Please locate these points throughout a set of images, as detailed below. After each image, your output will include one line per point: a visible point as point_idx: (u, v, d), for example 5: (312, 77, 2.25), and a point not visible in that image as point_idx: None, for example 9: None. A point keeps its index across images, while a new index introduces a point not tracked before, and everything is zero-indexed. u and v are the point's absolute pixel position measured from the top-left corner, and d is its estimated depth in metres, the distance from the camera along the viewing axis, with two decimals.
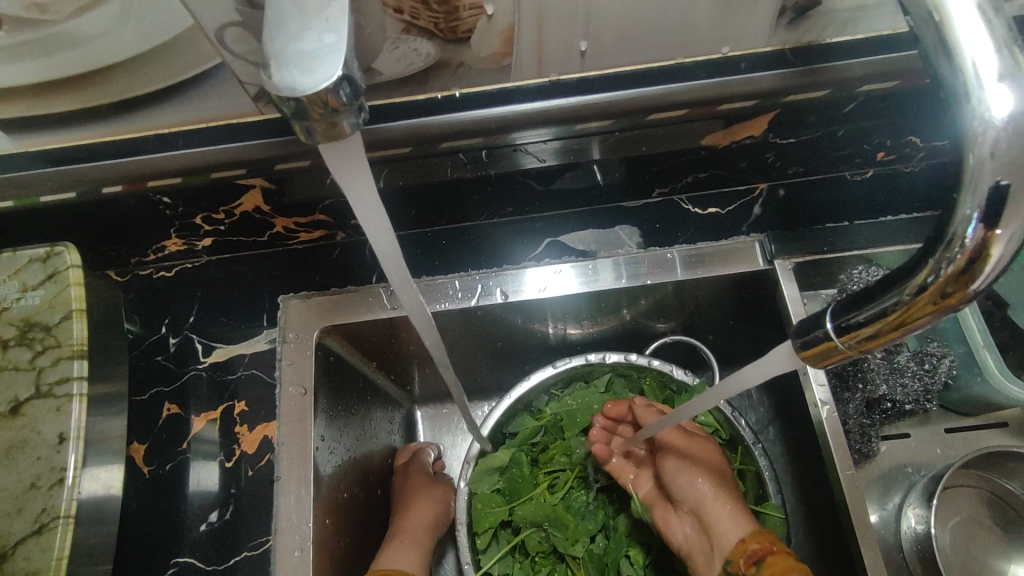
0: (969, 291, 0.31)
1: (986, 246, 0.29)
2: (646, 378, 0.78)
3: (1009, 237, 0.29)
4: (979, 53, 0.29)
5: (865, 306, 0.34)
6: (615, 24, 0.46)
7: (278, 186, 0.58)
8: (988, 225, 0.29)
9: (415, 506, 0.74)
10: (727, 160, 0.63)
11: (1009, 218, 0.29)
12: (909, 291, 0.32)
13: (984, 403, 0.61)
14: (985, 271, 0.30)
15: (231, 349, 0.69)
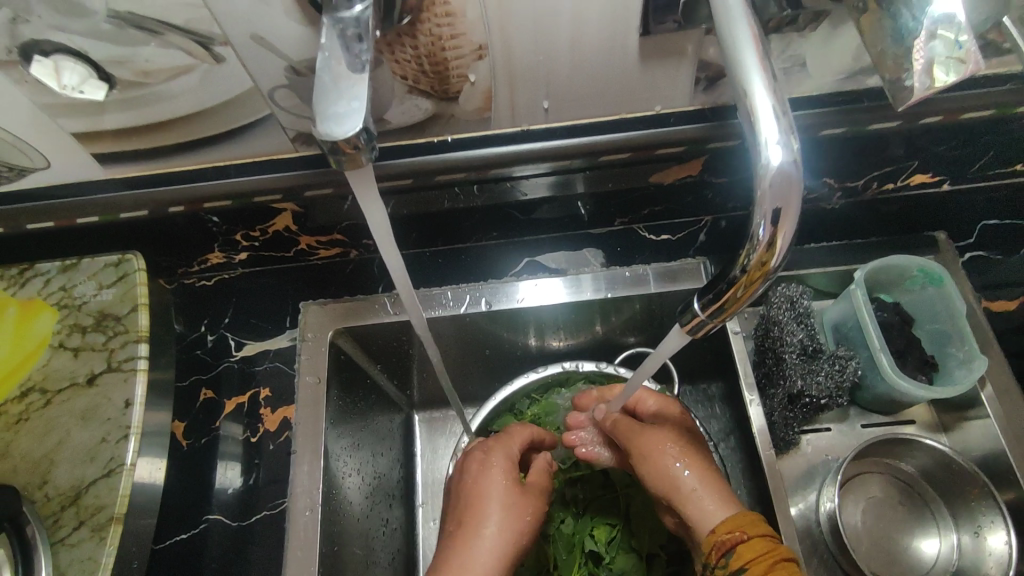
0: (774, 263, 0.41)
1: (773, 245, 0.40)
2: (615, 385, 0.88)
3: (787, 230, 0.40)
4: (764, 118, 0.38)
5: (716, 286, 0.45)
6: (571, 88, 0.60)
7: (306, 210, 0.72)
8: (772, 228, 0.39)
9: (482, 514, 0.68)
10: (673, 195, 0.77)
11: (784, 221, 0.39)
12: (737, 270, 0.42)
13: (889, 401, 0.72)
14: (779, 249, 0.40)
15: (259, 346, 0.81)
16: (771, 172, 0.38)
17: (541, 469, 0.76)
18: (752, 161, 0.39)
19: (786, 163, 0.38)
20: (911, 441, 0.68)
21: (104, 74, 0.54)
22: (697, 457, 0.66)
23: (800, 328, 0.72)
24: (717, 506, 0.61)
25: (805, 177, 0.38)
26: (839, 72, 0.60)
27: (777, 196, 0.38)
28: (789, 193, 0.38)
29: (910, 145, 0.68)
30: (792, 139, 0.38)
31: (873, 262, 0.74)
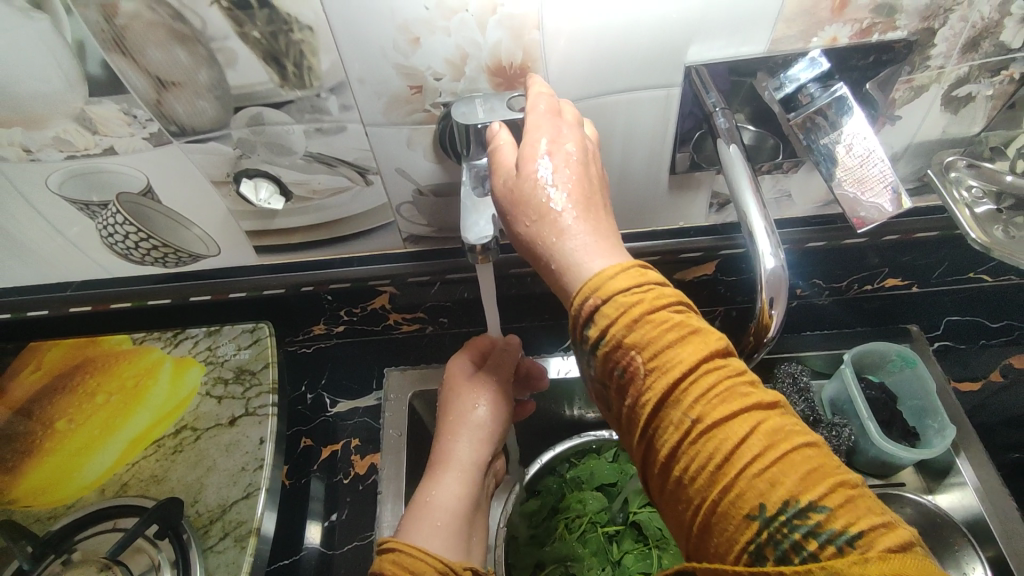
0: (770, 338, 0.60)
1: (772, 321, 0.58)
2: None
3: (776, 319, 0.58)
4: (760, 238, 0.57)
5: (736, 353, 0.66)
6: (617, 207, 0.81)
7: (400, 292, 0.92)
8: (772, 310, 0.58)
9: (446, 425, 0.74)
10: (694, 289, 0.95)
11: (775, 308, 0.57)
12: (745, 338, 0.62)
13: (881, 464, 0.86)
14: (771, 329, 0.59)
15: (350, 404, 0.97)
16: (767, 273, 0.56)
17: (529, 142, 0.54)
18: (754, 264, 0.58)
19: (776, 268, 0.56)
20: (900, 497, 0.81)
21: (286, 190, 0.75)
22: (601, 222, 0.53)
23: (803, 399, 0.88)
24: (602, 255, 0.51)
25: (790, 276, 0.56)
26: (817, 200, 0.80)
27: (771, 289, 0.57)
28: (779, 289, 0.56)
29: (880, 254, 0.87)
30: (780, 250, 0.57)
31: (859, 348, 0.91)
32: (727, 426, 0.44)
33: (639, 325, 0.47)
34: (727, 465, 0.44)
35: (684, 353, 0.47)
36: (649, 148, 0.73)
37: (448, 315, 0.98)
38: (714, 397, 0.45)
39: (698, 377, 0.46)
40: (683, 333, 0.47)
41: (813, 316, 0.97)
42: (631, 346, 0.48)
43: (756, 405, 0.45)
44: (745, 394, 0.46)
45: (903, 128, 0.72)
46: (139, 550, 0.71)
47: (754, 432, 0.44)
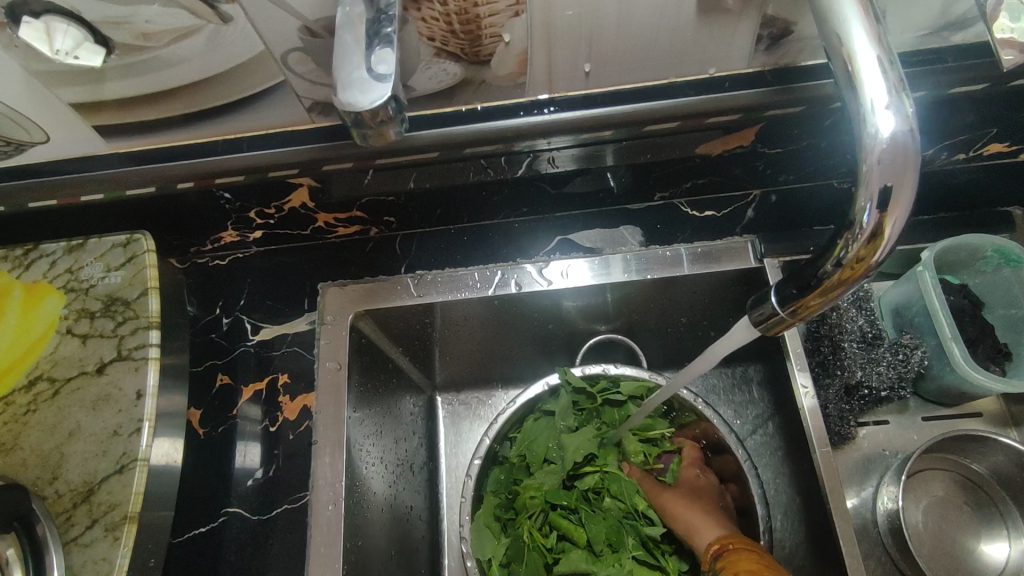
0: (875, 258, 0.36)
1: (877, 236, 0.35)
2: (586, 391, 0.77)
3: (896, 218, 0.34)
4: (870, 76, 0.33)
5: (795, 285, 0.39)
6: (616, 48, 0.54)
7: (323, 184, 0.67)
8: (879, 214, 0.34)
9: None
10: (722, 166, 0.70)
11: (894, 203, 0.34)
12: (828, 265, 0.37)
13: (955, 393, 0.67)
14: (884, 240, 0.35)
15: (276, 329, 0.77)
16: (882, 143, 0.33)
17: (689, 487, 0.71)
18: (855, 130, 0.34)
19: (899, 130, 0.33)
20: (985, 438, 0.62)
21: (101, 36, 0.49)
22: (711, 507, 0.67)
23: (860, 313, 0.67)
24: (713, 526, 0.64)
25: (921, 147, 0.33)
26: (922, 28, 0.52)
27: (886, 174, 0.33)
28: (900, 175, 0.33)
29: (998, 109, 0.61)
30: (903, 97, 0.33)
31: (943, 242, 0.67)
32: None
33: (681, 504, 0.68)
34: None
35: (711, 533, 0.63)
36: None
37: (395, 214, 0.75)
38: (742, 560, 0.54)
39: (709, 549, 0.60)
40: (711, 509, 0.67)
41: None
42: (685, 529, 0.66)
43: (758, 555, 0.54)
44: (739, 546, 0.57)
45: None
46: None
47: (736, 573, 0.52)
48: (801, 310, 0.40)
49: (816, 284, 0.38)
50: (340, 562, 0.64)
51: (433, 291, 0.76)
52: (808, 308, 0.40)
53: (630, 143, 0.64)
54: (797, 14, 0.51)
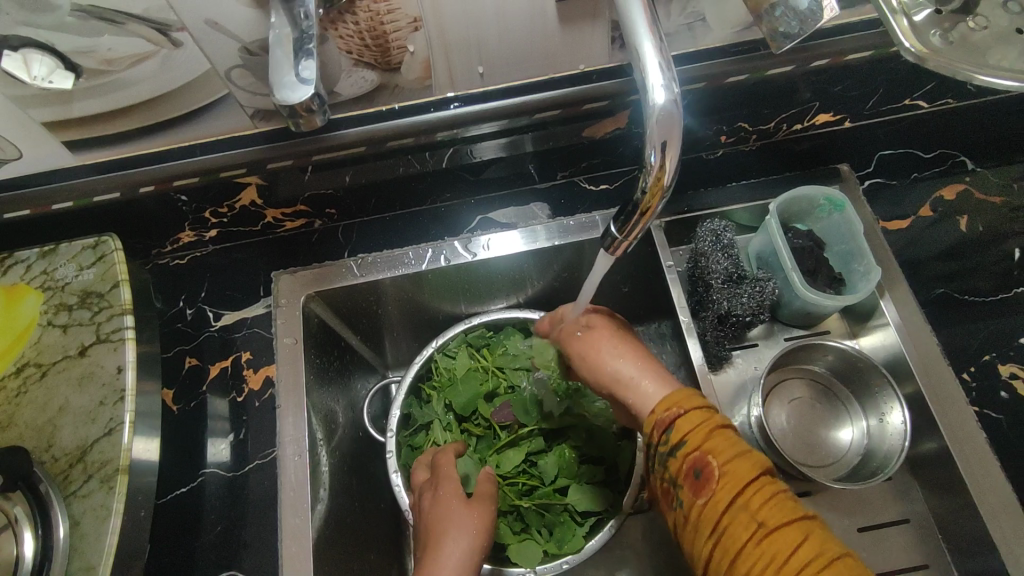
0: (666, 184, 0.48)
1: (664, 169, 0.47)
2: (424, 387, 0.97)
3: (673, 157, 0.46)
4: (647, 61, 0.45)
5: (622, 214, 0.52)
6: (502, 55, 0.67)
7: (270, 183, 0.78)
8: (660, 156, 0.46)
9: (440, 530, 0.73)
10: (608, 146, 0.84)
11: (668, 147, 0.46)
12: (639, 194, 0.49)
13: (805, 315, 0.82)
14: (668, 173, 0.47)
15: (235, 315, 0.87)
16: (655, 109, 0.44)
17: (598, 333, 0.69)
18: (642, 101, 0.45)
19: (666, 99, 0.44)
20: (822, 346, 0.78)
21: (70, 64, 0.59)
22: (633, 345, 0.67)
23: (725, 256, 0.81)
24: (655, 384, 0.62)
25: (684, 110, 0.45)
26: (738, 24, 0.68)
27: (662, 131, 0.45)
28: (672, 130, 0.45)
29: (812, 86, 0.77)
30: (674, 78, 0.45)
31: (783, 196, 0.84)
32: (703, 454, 0.53)
33: (619, 376, 0.64)
34: (692, 501, 0.54)
35: (656, 395, 0.61)
36: None
37: (335, 206, 0.87)
38: (746, 507, 0.51)
39: (648, 435, 0.58)
40: (636, 349, 0.67)
41: (739, 166, 0.90)
42: (630, 400, 0.63)
43: (754, 486, 0.51)
44: (684, 412, 0.56)
45: None
46: None
47: (749, 513, 0.50)
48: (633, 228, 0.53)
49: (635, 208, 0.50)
50: (307, 502, 0.75)
51: (375, 271, 0.87)
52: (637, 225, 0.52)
53: (536, 130, 0.78)
54: None
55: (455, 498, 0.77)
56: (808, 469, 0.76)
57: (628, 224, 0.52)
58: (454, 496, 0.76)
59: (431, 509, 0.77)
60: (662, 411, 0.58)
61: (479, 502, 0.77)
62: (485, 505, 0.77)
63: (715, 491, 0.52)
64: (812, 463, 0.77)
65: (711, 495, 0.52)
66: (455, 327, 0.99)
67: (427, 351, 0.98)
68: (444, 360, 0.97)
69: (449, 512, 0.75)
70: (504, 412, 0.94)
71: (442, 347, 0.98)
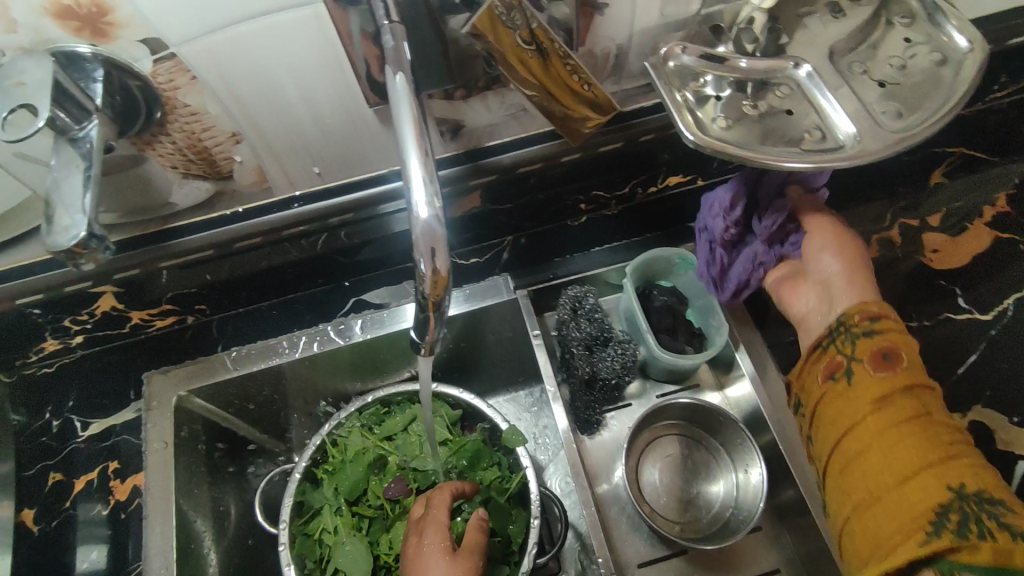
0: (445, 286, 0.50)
1: (437, 273, 0.49)
2: (317, 471, 0.95)
3: (443, 263, 0.48)
4: (409, 179, 0.47)
5: (418, 318, 0.53)
6: (333, 155, 0.69)
7: (124, 289, 0.78)
8: (431, 263, 0.48)
9: None
10: (470, 224, 0.87)
11: (435, 254, 0.48)
12: (421, 298, 0.51)
13: (670, 372, 0.85)
14: (443, 276, 0.49)
15: (104, 422, 0.85)
16: (417, 222, 0.47)
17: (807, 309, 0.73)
18: (410, 214, 0.48)
19: (427, 214, 0.47)
20: (670, 405, 0.81)
21: None
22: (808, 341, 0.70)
23: (589, 322, 0.83)
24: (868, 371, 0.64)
25: (445, 221, 0.48)
26: None
27: (427, 241, 0.47)
28: (436, 240, 0.47)
29: (646, 157, 0.82)
30: (436, 194, 0.47)
31: (641, 256, 0.87)
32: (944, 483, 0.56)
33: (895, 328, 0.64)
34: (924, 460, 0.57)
35: (846, 298, 0.69)
36: (330, 86, 0.60)
37: (204, 301, 0.87)
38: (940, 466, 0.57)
39: (893, 379, 0.61)
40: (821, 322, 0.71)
41: (605, 230, 0.94)
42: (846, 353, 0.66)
43: (918, 388, 0.62)
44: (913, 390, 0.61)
45: (616, 16, 0.63)
46: None
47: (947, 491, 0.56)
48: (432, 330, 0.54)
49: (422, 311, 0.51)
50: None
51: (249, 363, 0.87)
52: (434, 327, 0.53)
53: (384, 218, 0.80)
54: (461, 114, 0.69)
55: (440, 541, 0.73)
56: (680, 527, 0.78)
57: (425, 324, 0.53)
58: (437, 553, 0.72)
59: (415, 551, 0.74)
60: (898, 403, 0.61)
61: (466, 554, 0.73)
62: (472, 558, 0.73)
63: (903, 374, 0.61)
64: (685, 520, 0.79)
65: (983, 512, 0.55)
66: (346, 408, 0.98)
67: (318, 434, 0.97)
68: (337, 440, 0.96)
69: (425, 556, 0.72)
70: (399, 485, 0.93)
71: (335, 428, 0.97)
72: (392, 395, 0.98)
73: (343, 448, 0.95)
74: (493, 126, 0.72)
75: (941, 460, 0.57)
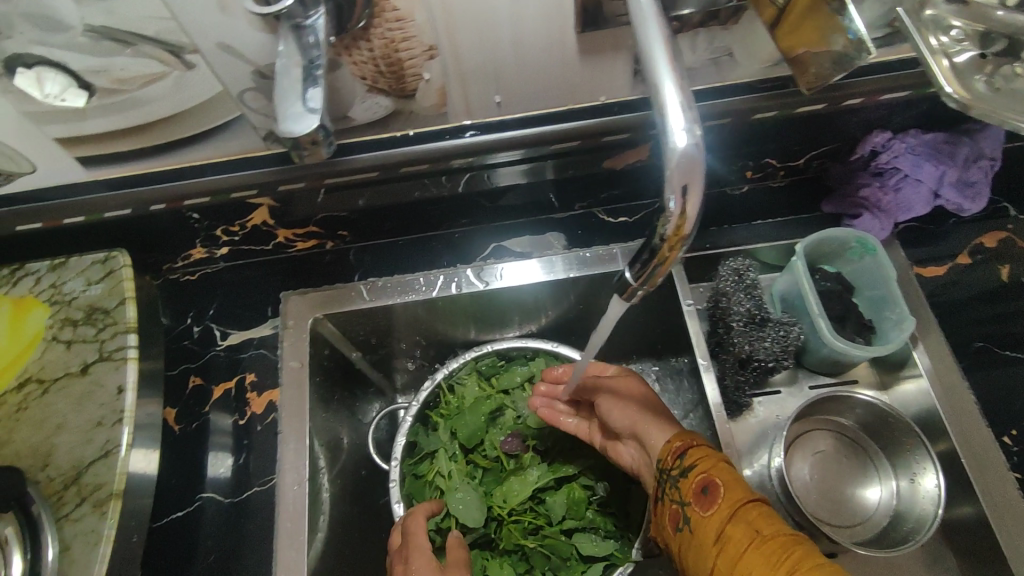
0: (687, 230, 0.45)
1: (685, 212, 0.44)
2: (432, 414, 0.94)
3: (694, 202, 0.44)
4: (668, 105, 0.42)
5: (642, 256, 0.49)
6: (519, 82, 0.65)
7: (279, 203, 0.77)
8: (681, 200, 0.43)
9: None
10: (629, 177, 0.82)
11: (689, 192, 0.43)
12: (657, 239, 0.47)
13: (832, 362, 0.78)
14: (690, 216, 0.45)
15: (244, 334, 0.86)
16: (676, 153, 0.42)
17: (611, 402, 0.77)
18: (661, 145, 0.43)
19: (689, 144, 0.42)
20: (850, 399, 0.75)
21: (84, 83, 0.58)
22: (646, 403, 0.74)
23: (748, 299, 0.77)
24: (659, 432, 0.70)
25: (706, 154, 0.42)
26: (766, 60, 0.65)
27: (683, 174, 0.42)
28: (693, 172, 0.42)
29: (840, 124, 0.74)
30: (697, 122, 0.42)
31: (814, 235, 0.80)
32: (709, 475, 0.60)
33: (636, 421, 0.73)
34: (700, 518, 0.58)
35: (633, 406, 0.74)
36: (543, 4, 0.56)
37: (347, 228, 0.86)
38: (726, 517, 0.56)
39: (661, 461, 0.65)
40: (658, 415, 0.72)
41: (770, 201, 0.86)
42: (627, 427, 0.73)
43: (748, 505, 0.57)
44: (696, 445, 0.64)
45: None
46: None
47: (747, 524, 0.55)
48: (650, 273, 0.50)
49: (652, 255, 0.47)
50: (305, 535, 0.73)
51: (385, 295, 0.86)
52: (654, 270, 0.49)
53: (552, 160, 0.77)
54: None
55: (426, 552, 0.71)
56: (832, 527, 0.72)
57: (644, 270, 0.49)
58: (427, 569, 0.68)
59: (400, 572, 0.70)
60: (676, 440, 0.65)
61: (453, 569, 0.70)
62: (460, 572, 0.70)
63: (722, 502, 0.58)
64: (836, 521, 0.73)
65: (714, 510, 0.58)
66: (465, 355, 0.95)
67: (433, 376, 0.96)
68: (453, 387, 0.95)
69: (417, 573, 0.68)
70: (516, 441, 0.91)
71: (451, 374, 0.95)
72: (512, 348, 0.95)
73: (458, 393, 0.94)
74: (690, 70, 0.66)
75: (713, 512, 0.57)
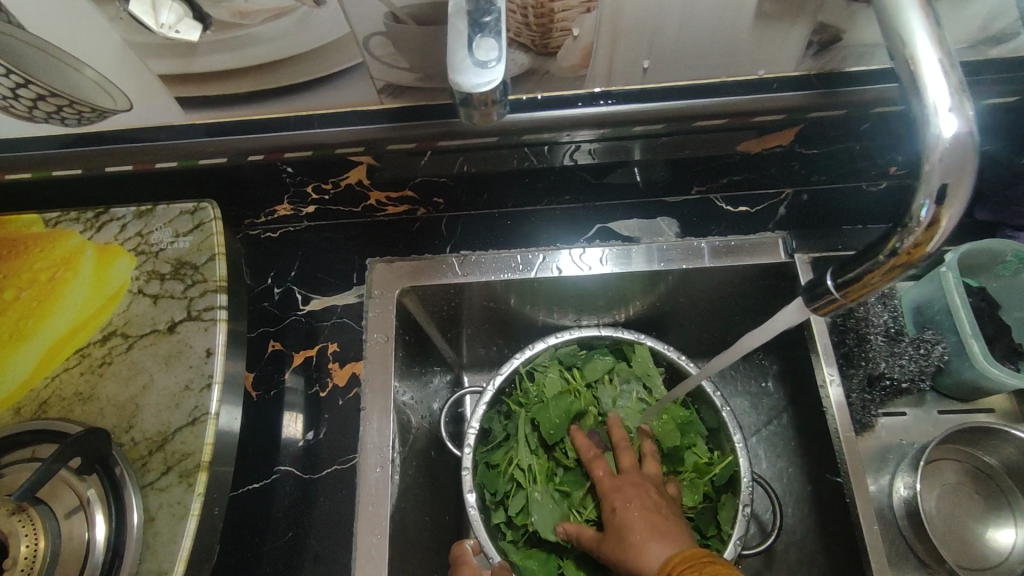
0: (929, 248, 0.41)
1: (938, 221, 0.41)
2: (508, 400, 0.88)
3: (951, 214, 0.40)
4: (937, 86, 0.38)
5: (853, 269, 0.45)
6: (675, 46, 0.57)
7: (379, 164, 0.71)
8: (938, 207, 0.40)
9: None
10: (759, 163, 0.74)
11: (951, 198, 0.40)
12: (886, 253, 0.42)
13: (972, 388, 0.71)
14: (939, 232, 0.41)
15: (326, 301, 0.81)
16: (951, 141, 0.38)
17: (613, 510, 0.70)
18: (923, 131, 0.39)
19: (963, 130, 0.38)
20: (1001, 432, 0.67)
21: (201, 12, 0.51)
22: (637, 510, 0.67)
23: (885, 310, 0.71)
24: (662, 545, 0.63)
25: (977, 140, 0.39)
26: (963, 41, 0.56)
27: (952, 168, 0.39)
28: (966, 161, 0.39)
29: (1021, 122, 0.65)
30: (965, 101, 0.39)
31: (966, 245, 0.71)
32: None
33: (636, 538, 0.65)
34: None
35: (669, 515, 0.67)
36: None
37: (443, 196, 0.80)
38: None
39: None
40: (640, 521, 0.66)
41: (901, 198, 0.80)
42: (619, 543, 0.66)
43: None
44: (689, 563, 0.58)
45: None
46: (62, 485, 0.57)
47: None
48: (862, 289, 0.45)
49: (873, 268, 0.43)
50: (388, 520, 0.68)
51: (477, 271, 0.80)
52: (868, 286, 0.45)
53: (659, 140, 0.68)
54: (847, 23, 0.55)
55: None
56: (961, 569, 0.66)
57: (857, 284, 0.44)
58: None
59: None
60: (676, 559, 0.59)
61: None
62: None
63: None
64: (965, 562, 0.67)
65: None
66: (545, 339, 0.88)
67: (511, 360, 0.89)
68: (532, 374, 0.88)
69: None
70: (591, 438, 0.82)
71: (531, 360, 0.88)
72: (592, 338, 0.87)
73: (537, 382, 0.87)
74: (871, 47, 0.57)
75: None
